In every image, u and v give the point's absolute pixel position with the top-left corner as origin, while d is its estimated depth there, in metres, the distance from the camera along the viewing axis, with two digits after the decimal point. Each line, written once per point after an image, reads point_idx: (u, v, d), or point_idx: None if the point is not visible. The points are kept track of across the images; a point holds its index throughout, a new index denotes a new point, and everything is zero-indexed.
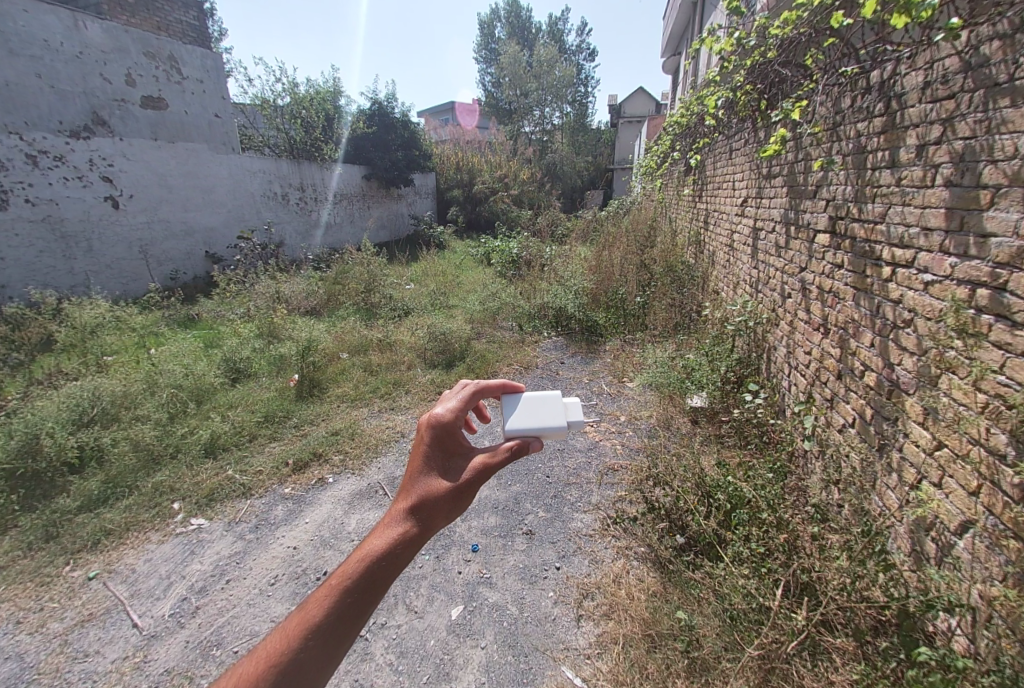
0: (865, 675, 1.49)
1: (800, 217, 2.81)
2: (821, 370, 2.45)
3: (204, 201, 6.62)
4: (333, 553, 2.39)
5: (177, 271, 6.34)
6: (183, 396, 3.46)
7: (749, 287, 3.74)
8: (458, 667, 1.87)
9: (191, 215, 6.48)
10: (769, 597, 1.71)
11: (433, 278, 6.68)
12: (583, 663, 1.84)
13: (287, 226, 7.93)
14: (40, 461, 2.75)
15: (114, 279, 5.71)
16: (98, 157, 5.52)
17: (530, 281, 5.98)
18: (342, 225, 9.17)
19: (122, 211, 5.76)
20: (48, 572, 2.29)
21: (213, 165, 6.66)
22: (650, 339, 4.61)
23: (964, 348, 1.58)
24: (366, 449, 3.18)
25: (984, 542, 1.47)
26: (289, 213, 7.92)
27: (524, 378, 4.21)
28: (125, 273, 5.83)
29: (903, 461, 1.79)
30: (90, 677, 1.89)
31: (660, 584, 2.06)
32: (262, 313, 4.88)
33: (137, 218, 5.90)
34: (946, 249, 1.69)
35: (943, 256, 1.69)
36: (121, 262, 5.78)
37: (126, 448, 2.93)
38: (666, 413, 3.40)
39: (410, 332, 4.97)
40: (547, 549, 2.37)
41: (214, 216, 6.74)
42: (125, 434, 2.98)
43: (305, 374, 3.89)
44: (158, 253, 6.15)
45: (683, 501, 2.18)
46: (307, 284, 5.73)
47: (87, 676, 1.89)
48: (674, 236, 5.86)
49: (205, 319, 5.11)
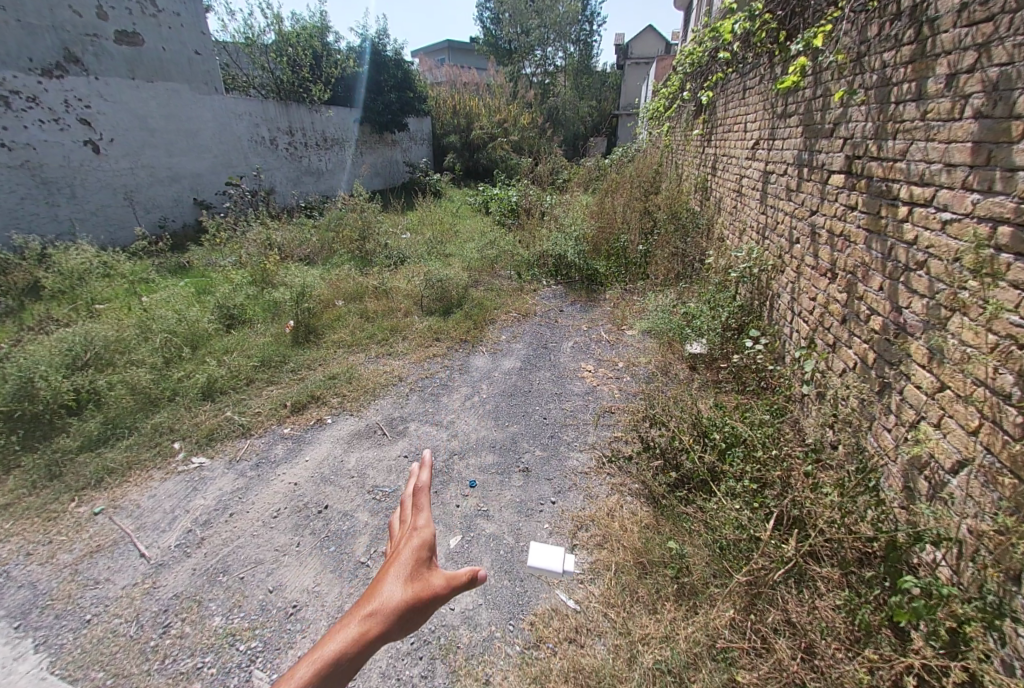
0: (848, 601, 1.52)
1: (815, 158, 2.67)
2: (825, 316, 2.46)
3: (189, 145, 6.28)
4: (333, 488, 2.42)
5: (164, 219, 6.13)
6: (178, 342, 3.42)
7: (756, 234, 3.65)
8: (457, 589, 1.93)
9: (176, 160, 6.17)
10: (759, 528, 1.75)
11: (429, 226, 6.47)
12: (577, 588, 1.91)
13: (276, 173, 7.63)
14: (37, 404, 2.71)
15: (100, 226, 5.51)
16: (73, 98, 5.16)
17: (530, 227, 5.82)
18: (334, 170, 8.86)
19: (104, 155, 5.47)
20: (54, 509, 2.29)
21: (197, 108, 6.29)
22: (650, 287, 4.56)
23: (979, 288, 1.53)
24: (364, 392, 3.19)
25: (979, 479, 1.47)
26: (278, 158, 7.58)
27: (523, 326, 4.17)
28: (111, 220, 5.61)
29: (903, 403, 1.80)
30: (101, 603, 1.88)
31: (652, 516, 2.12)
32: (252, 258, 4.69)
33: (120, 163, 5.62)
34: (970, 185, 1.61)
35: (966, 192, 1.62)
36: (106, 208, 5.55)
37: (124, 391, 2.90)
38: (665, 360, 3.40)
39: (405, 279, 4.88)
40: (544, 484, 2.42)
41: (200, 162, 6.42)
42: (120, 377, 2.94)
43: (301, 321, 3.85)
44: (144, 199, 5.90)
45: (678, 441, 2.22)
46: (299, 232, 5.56)
47: (99, 602, 1.89)
48: (680, 183, 5.66)
49: (197, 268, 5.04)
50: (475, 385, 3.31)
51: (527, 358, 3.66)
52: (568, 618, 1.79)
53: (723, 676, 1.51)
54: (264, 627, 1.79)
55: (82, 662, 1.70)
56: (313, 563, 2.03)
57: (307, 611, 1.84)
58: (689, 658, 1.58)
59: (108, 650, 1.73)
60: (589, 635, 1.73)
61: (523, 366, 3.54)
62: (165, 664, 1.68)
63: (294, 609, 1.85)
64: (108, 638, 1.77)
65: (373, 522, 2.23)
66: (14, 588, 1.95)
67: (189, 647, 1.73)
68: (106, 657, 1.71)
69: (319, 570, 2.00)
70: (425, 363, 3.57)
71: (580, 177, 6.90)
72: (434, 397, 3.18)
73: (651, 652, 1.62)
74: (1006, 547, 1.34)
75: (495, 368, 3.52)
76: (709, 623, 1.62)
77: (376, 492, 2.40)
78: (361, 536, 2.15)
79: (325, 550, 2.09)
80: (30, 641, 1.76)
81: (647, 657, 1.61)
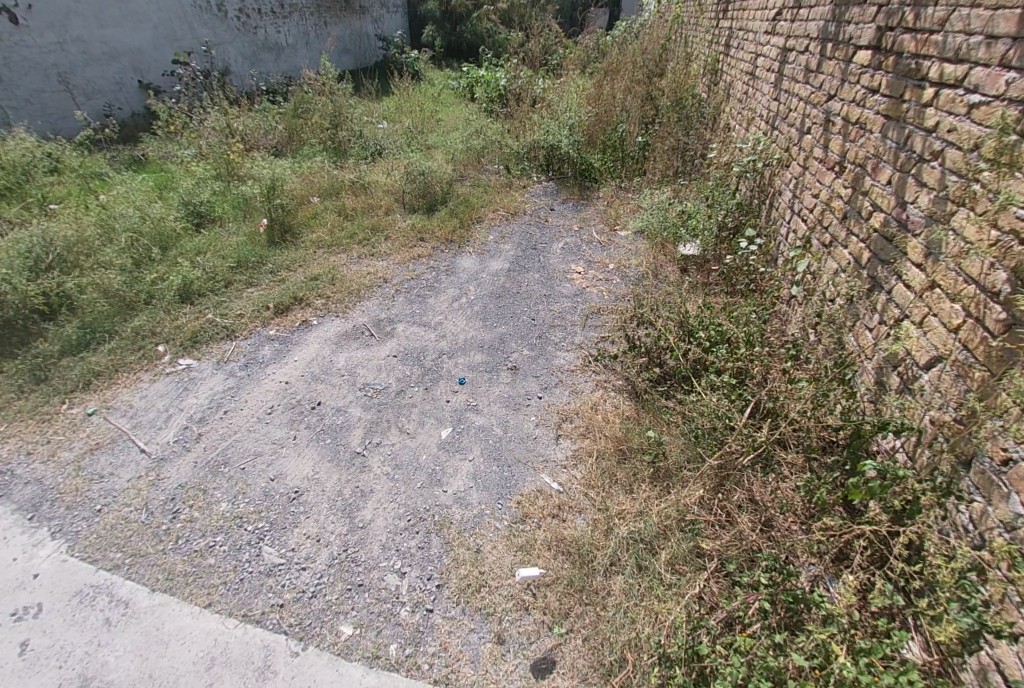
0: (808, 482, 1.61)
1: (842, 32, 2.43)
2: (826, 213, 2.44)
3: (123, 14, 5.35)
4: (325, 386, 2.46)
5: (110, 106, 5.41)
6: (145, 243, 3.27)
7: (765, 123, 3.44)
8: (449, 475, 2.04)
9: (110, 32, 5.29)
10: (734, 417, 1.86)
11: (409, 113, 5.93)
12: (561, 472, 2.05)
13: (229, 47, 6.51)
14: (6, 308, 2.64)
15: (37, 114, 4.86)
16: None
17: (520, 116, 5.39)
18: (296, 47, 7.53)
19: (24, 26, 4.65)
20: (47, 411, 2.31)
21: None
22: (646, 185, 4.42)
23: (994, 179, 1.46)
24: (349, 293, 3.13)
25: (951, 373, 1.51)
26: (229, 29, 6.43)
27: (512, 225, 4.03)
28: (48, 107, 4.94)
29: (889, 302, 1.84)
30: (111, 494, 1.96)
31: (634, 409, 2.24)
32: (216, 150, 4.40)
33: (46, 36, 4.81)
34: (1008, 61, 1.48)
35: (1002, 70, 1.49)
36: (39, 93, 4.85)
37: (96, 295, 2.81)
38: (656, 263, 3.36)
39: (385, 173, 4.59)
40: (531, 381, 2.49)
41: (137, 34, 5.51)
42: (90, 279, 2.83)
43: (275, 218, 3.66)
44: (81, 82, 5.16)
45: (664, 340, 2.29)
46: (263, 118, 5.07)
47: (108, 494, 1.97)
48: (688, 63, 5.16)
49: (154, 161, 4.67)
50: (462, 287, 3.26)
51: (515, 259, 3.58)
52: (552, 497, 1.94)
53: (690, 545, 1.66)
54: (270, 511, 1.90)
55: (100, 544, 1.80)
56: (311, 454, 2.12)
57: (308, 495, 1.96)
58: (660, 530, 1.73)
59: (124, 534, 1.83)
60: (571, 512, 1.89)
61: (512, 268, 3.47)
62: (179, 543, 1.80)
63: (296, 494, 1.96)
64: (121, 524, 1.86)
65: (366, 416, 2.30)
66: (22, 484, 2.01)
67: (200, 529, 1.84)
68: (122, 539, 1.81)
69: (317, 460, 2.10)
70: (409, 264, 3.48)
71: (576, 56, 6.13)
72: (420, 299, 3.13)
73: (625, 525, 1.78)
74: (965, 436, 1.39)
75: (483, 269, 3.45)
76: (680, 501, 1.76)
77: (368, 389, 2.45)
78: (354, 429, 2.24)
79: (322, 442, 2.18)
80: (46, 529, 1.85)
81: (623, 529, 1.76)
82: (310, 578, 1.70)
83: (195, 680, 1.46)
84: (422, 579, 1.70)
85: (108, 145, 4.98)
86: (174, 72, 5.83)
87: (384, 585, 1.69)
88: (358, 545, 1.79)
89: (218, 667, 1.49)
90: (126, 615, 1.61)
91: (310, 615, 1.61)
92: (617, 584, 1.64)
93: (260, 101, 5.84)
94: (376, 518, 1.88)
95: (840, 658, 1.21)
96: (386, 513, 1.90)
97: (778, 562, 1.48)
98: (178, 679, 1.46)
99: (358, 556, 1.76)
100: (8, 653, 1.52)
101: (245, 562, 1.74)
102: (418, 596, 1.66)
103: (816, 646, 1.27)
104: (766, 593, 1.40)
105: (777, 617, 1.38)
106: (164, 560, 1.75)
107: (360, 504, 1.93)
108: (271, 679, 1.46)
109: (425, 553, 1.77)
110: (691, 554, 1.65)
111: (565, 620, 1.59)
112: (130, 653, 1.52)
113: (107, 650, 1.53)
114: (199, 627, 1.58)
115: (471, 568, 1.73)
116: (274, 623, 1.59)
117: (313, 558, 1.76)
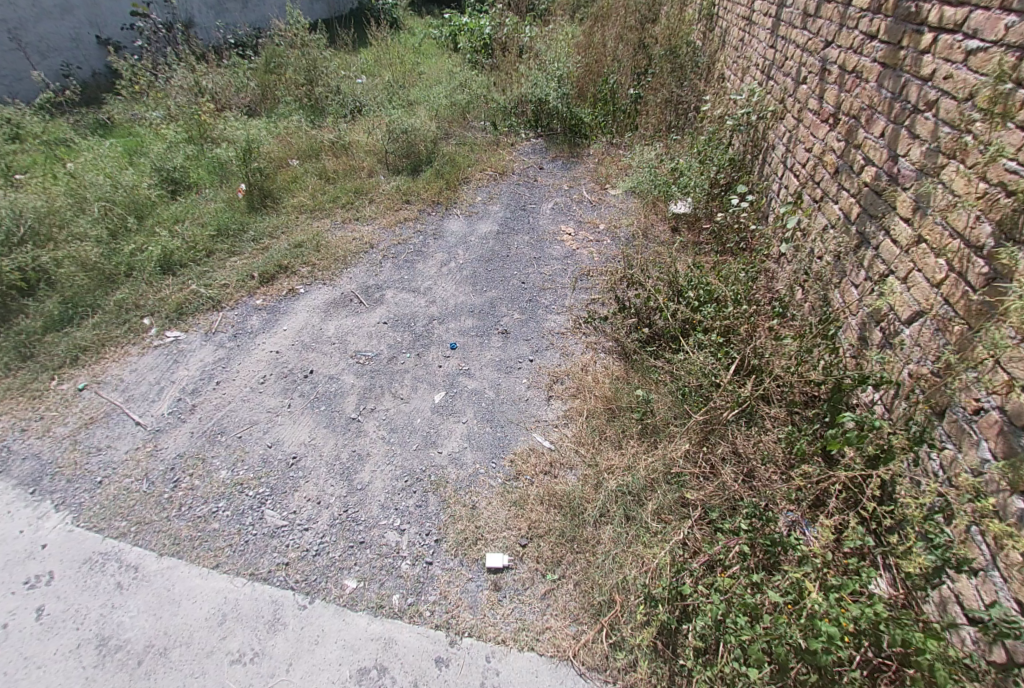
0: (789, 434, 1.68)
1: None
2: (818, 167, 2.44)
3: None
4: (316, 354, 2.47)
5: (67, 65, 5.11)
6: (119, 211, 3.19)
7: (761, 72, 3.37)
8: (444, 436, 2.09)
9: None
10: (720, 374, 1.92)
11: (388, 67, 5.68)
12: (552, 430, 2.11)
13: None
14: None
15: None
16: None
17: (506, 68, 5.19)
18: None
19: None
20: (37, 387, 2.30)
21: None
22: (638, 140, 4.35)
23: (986, 130, 1.45)
24: (335, 260, 3.10)
25: (932, 328, 1.55)
26: None
27: (500, 185, 3.96)
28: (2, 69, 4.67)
29: (876, 258, 1.88)
30: (110, 467, 2.00)
31: (623, 369, 2.29)
32: (186, 111, 4.23)
33: None
34: (1008, 4, 1.44)
35: (1002, 14, 1.45)
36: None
37: (74, 269, 2.76)
38: (646, 222, 3.35)
39: (366, 132, 4.45)
40: (522, 344, 2.52)
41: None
42: (67, 253, 2.79)
43: (254, 183, 3.57)
44: (34, 40, 4.85)
45: (653, 300, 2.33)
46: (234, 74, 4.84)
47: (107, 466, 2.00)
48: (682, 7, 4.94)
49: (120, 123, 4.46)
50: (451, 251, 3.23)
51: (504, 221, 3.54)
52: (544, 454, 2.01)
53: (676, 496, 1.74)
54: (269, 476, 1.95)
55: (104, 515, 1.84)
56: (306, 421, 2.16)
57: (306, 460, 2.00)
58: (647, 483, 1.82)
59: (127, 504, 1.87)
60: (562, 468, 1.96)
61: (501, 230, 3.44)
62: (182, 511, 1.84)
63: (294, 460, 2.01)
64: (124, 494, 1.90)
65: (359, 383, 2.33)
66: (19, 459, 2.03)
67: (202, 496, 1.88)
68: (126, 509, 1.86)
69: (312, 426, 2.14)
70: (396, 228, 3.43)
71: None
72: (408, 264, 3.11)
73: (614, 479, 1.86)
74: (940, 388, 1.45)
75: (472, 232, 3.42)
76: (666, 455, 1.83)
77: (359, 357, 2.46)
78: (348, 396, 2.27)
79: (316, 409, 2.21)
80: (49, 502, 1.89)
81: (612, 483, 1.84)
82: (313, 538, 1.77)
83: (208, 635, 1.53)
84: (422, 535, 1.77)
85: (71, 108, 4.76)
86: (134, 26, 5.42)
87: (385, 541, 1.76)
88: (358, 505, 1.86)
89: (230, 622, 1.56)
90: (136, 578, 1.67)
91: (315, 571, 1.68)
92: (606, 532, 1.73)
93: (229, 54, 5.55)
94: (374, 480, 1.94)
95: (812, 593, 1.28)
96: (384, 475, 1.96)
97: (758, 509, 1.56)
98: (192, 634, 1.54)
99: (358, 515, 1.83)
100: (25, 618, 1.58)
101: (249, 525, 1.80)
102: (418, 550, 1.74)
103: (790, 584, 1.36)
104: (746, 537, 1.48)
105: (756, 559, 1.46)
106: (169, 527, 1.80)
107: (358, 467, 1.98)
108: (282, 630, 1.55)
109: (423, 511, 1.84)
110: (676, 504, 1.73)
111: (557, 567, 1.68)
112: (143, 612, 1.59)
113: (121, 611, 1.59)
114: (209, 587, 1.65)
115: (467, 523, 1.80)
116: (281, 580, 1.66)
117: (314, 519, 1.82)
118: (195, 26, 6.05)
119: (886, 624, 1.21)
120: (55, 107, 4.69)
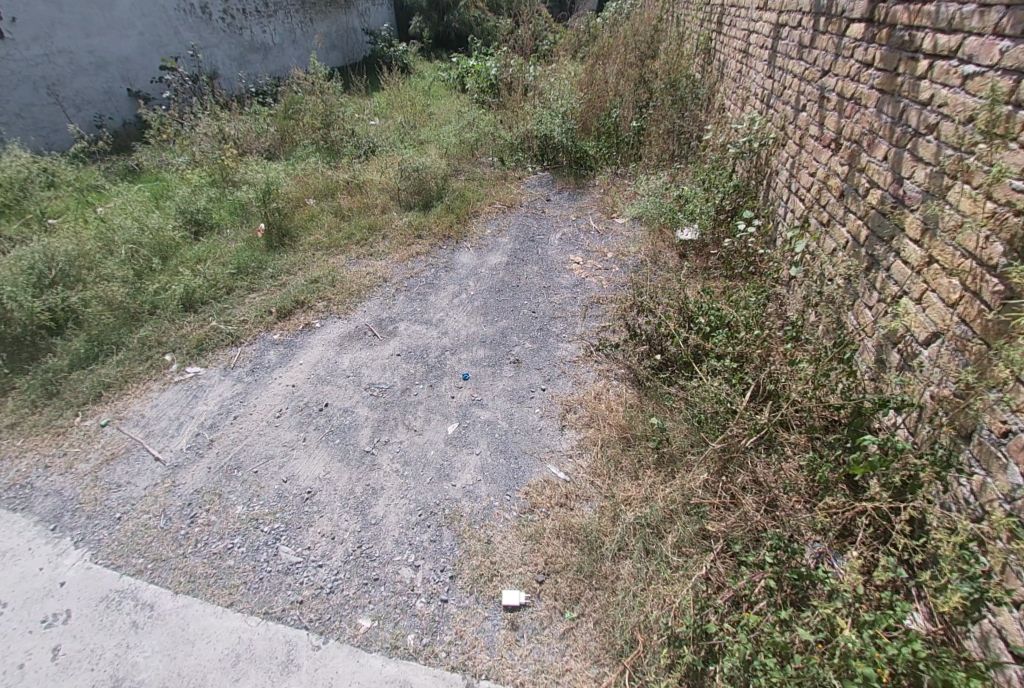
0: (811, 460, 1.64)
1: (836, 3, 2.40)
2: (823, 190, 2.46)
3: (107, 21, 5.29)
4: (332, 387, 2.50)
5: (100, 117, 5.39)
6: (145, 253, 3.31)
7: (761, 102, 3.43)
8: (457, 469, 2.08)
9: (96, 41, 5.25)
10: (737, 401, 1.89)
11: (400, 109, 5.92)
12: (566, 461, 2.09)
13: (217, 51, 6.40)
14: (14, 325, 2.69)
15: (30, 130, 4.85)
16: None
17: (512, 105, 5.36)
18: (279, 44, 7.18)
19: (10, 40, 4.62)
20: (61, 424, 2.36)
21: None
22: (643, 169, 4.44)
23: (988, 151, 1.45)
24: (350, 295, 3.16)
25: (950, 348, 1.51)
26: (215, 32, 6.29)
27: (509, 217, 4.04)
28: (40, 122, 4.94)
29: (888, 279, 1.86)
30: (129, 501, 2.02)
31: (637, 396, 2.29)
32: (210, 157, 4.43)
33: (32, 48, 4.78)
34: (1001, 30, 1.46)
35: (995, 39, 1.47)
36: (30, 107, 4.84)
37: (101, 308, 2.86)
38: (654, 249, 3.38)
39: (379, 171, 4.62)
40: (534, 373, 2.53)
41: (125, 42, 5.47)
42: (93, 294, 2.88)
43: (273, 222, 3.70)
44: (70, 94, 5.14)
45: (665, 326, 2.33)
46: (255, 120, 5.07)
47: (126, 501, 2.02)
48: (680, 42, 5.10)
49: (148, 169, 4.68)
50: (462, 283, 3.28)
51: (514, 252, 3.60)
52: (559, 486, 1.98)
53: (696, 527, 1.70)
54: (284, 511, 1.95)
55: (122, 551, 1.85)
56: (321, 454, 2.17)
57: (321, 495, 2.00)
58: (666, 514, 1.78)
59: (144, 540, 1.88)
60: (578, 500, 1.93)
61: (510, 261, 3.49)
62: (198, 547, 1.85)
63: (309, 495, 2.01)
64: (141, 530, 1.92)
65: (373, 415, 2.34)
66: (42, 496, 2.06)
67: (218, 532, 1.89)
68: (143, 545, 1.87)
69: (327, 460, 2.14)
70: (409, 262, 3.51)
71: (567, 40, 6.05)
72: (421, 296, 3.17)
73: (632, 511, 1.82)
74: (964, 410, 1.40)
75: (482, 264, 3.47)
76: (685, 486, 1.80)
77: (373, 389, 2.49)
78: (362, 429, 2.28)
79: (331, 442, 2.22)
80: (69, 539, 1.91)
81: (630, 514, 1.81)
82: (327, 574, 1.75)
83: (221, 676, 1.51)
84: (436, 571, 1.74)
85: (102, 156, 5.00)
86: (162, 79, 5.75)
87: (399, 578, 1.73)
88: (372, 541, 1.84)
89: (243, 663, 1.54)
90: (151, 617, 1.66)
91: (329, 610, 1.66)
92: (626, 567, 1.68)
93: (251, 102, 5.83)
94: (388, 515, 1.92)
95: (845, 630, 1.23)
96: (398, 509, 1.94)
97: (783, 540, 1.51)
98: (206, 676, 1.52)
99: (373, 551, 1.81)
100: (41, 658, 1.57)
101: (264, 561, 1.79)
102: (433, 587, 1.71)
103: (821, 620, 1.31)
104: (772, 571, 1.43)
105: (783, 594, 1.41)
106: (185, 564, 1.80)
107: (372, 500, 1.98)
108: (295, 672, 1.52)
109: (438, 546, 1.81)
110: (698, 536, 1.69)
111: (576, 604, 1.64)
112: (157, 652, 1.58)
113: (135, 651, 1.58)
114: (224, 626, 1.63)
115: (482, 558, 1.77)
116: (295, 619, 1.64)
117: (328, 555, 1.81)
118: (218, 76, 6.40)
119: (925, 663, 1.15)
120: (88, 156, 4.94)
